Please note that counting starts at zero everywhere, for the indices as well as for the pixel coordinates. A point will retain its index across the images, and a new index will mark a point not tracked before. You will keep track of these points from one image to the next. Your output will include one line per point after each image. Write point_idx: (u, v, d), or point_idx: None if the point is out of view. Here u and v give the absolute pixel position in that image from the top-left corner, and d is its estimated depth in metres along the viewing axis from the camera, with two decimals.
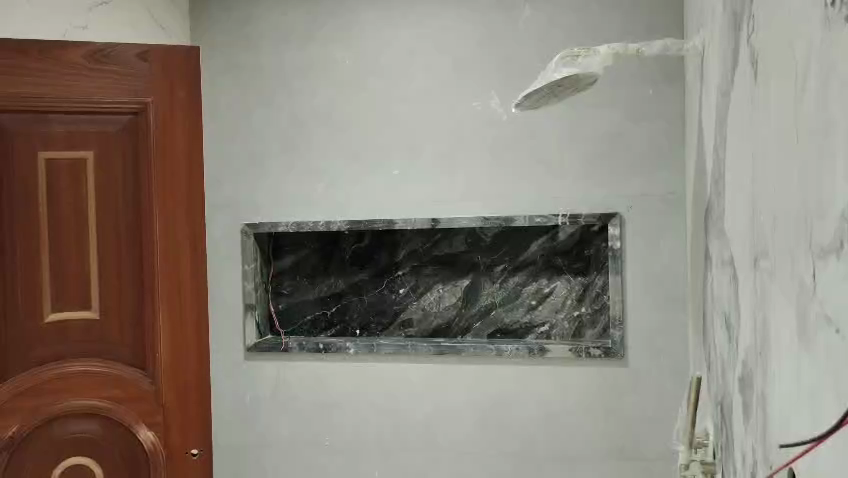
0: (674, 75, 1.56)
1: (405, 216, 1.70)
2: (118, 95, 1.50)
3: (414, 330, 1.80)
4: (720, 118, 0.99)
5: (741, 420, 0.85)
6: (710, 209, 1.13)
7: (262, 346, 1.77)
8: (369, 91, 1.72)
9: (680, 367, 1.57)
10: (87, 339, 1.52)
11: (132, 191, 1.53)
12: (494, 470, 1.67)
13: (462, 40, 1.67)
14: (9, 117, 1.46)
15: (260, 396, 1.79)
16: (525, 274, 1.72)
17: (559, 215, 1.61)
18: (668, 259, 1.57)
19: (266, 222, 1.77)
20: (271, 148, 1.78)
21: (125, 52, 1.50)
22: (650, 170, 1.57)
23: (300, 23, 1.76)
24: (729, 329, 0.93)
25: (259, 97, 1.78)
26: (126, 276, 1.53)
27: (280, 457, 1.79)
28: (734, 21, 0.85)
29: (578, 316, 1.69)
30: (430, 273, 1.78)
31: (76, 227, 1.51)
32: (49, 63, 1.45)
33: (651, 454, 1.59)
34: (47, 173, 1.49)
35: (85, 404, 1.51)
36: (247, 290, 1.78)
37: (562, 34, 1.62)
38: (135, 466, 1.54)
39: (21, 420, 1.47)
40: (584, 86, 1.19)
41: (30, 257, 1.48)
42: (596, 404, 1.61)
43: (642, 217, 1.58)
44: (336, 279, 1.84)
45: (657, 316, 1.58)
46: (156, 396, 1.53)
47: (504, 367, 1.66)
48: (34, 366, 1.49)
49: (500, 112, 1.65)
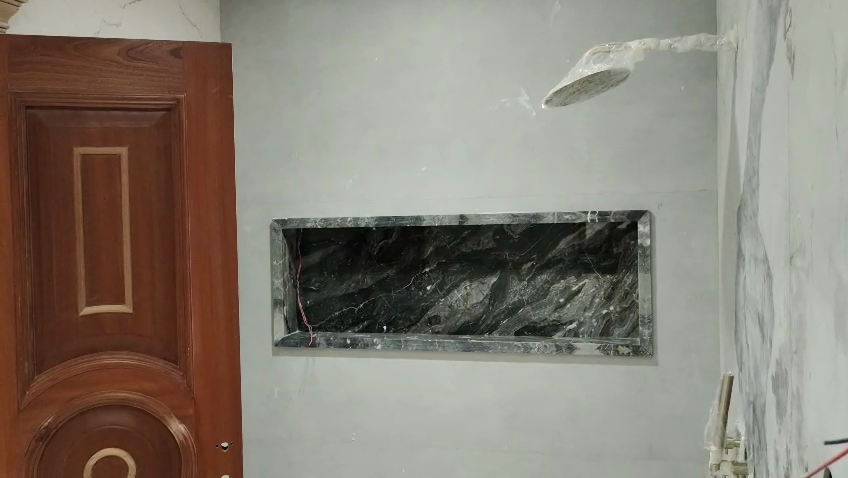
0: (706, 69, 1.54)
1: (433, 213, 1.71)
2: (151, 90, 1.44)
3: (441, 327, 1.81)
4: (756, 114, 0.97)
5: (776, 420, 0.83)
6: (744, 206, 1.11)
7: (289, 341, 1.79)
8: (398, 88, 1.73)
9: (710, 366, 1.55)
10: (120, 332, 1.47)
11: (164, 185, 1.47)
12: (520, 468, 1.67)
13: (490, 37, 1.67)
14: (46, 113, 1.41)
15: (288, 391, 1.81)
16: (554, 271, 1.72)
17: (588, 213, 1.60)
18: (699, 257, 1.55)
19: (295, 218, 1.78)
20: (300, 144, 1.79)
21: (157, 48, 1.43)
22: (681, 167, 1.56)
23: (330, 20, 1.77)
24: (763, 328, 0.91)
25: (289, 95, 1.79)
26: (160, 273, 1.48)
27: (308, 452, 1.80)
28: (771, 14, 0.84)
29: (606, 313, 1.68)
30: (457, 270, 1.78)
31: (110, 224, 1.46)
32: (83, 61, 1.41)
33: (680, 454, 1.58)
34: (83, 169, 1.44)
35: (116, 396, 1.47)
36: (276, 285, 1.79)
37: (591, 30, 1.61)
38: (167, 459, 1.49)
39: (57, 411, 1.43)
40: (614, 82, 1.17)
41: (65, 251, 1.44)
42: (624, 403, 1.60)
43: (672, 215, 1.56)
44: (363, 275, 1.85)
45: (687, 315, 1.56)
46: (188, 390, 1.48)
47: (532, 365, 1.65)
48: (69, 357, 1.45)
49: (529, 109, 1.64)
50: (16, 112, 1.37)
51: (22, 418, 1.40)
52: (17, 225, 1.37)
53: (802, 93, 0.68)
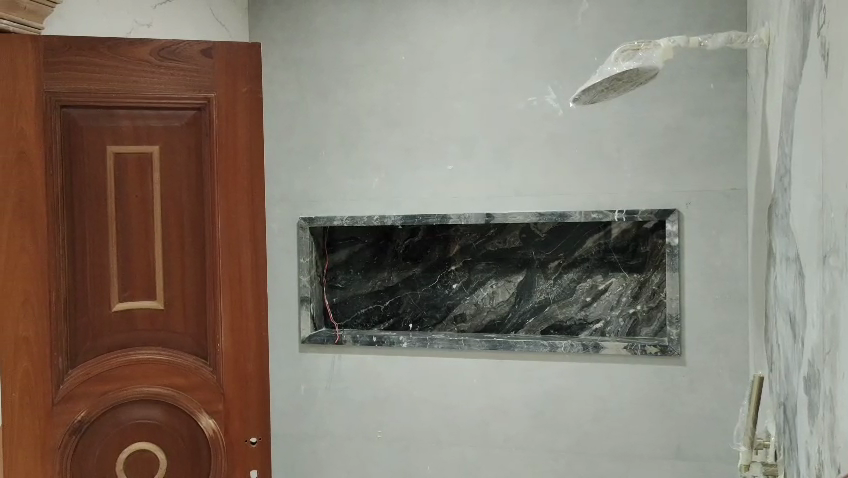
0: (736, 67, 1.53)
1: (460, 211, 1.71)
2: (183, 90, 1.43)
3: (467, 325, 1.81)
4: (787, 113, 0.96)
5: (807, 421, 0.83)
6: (776, 204, 1.10)
7: (316, 339, 1.80)
8: (424, 87, 1.73)
9: (739, 366, 1.54)
10: (152, 328, 1.46)
11: (195, 183, 1.46)
12: (546, 467, 1.67)
13: (517, 35, 1.67)
14: (80, 112, 1.40)
15: (315, 388, 1.82)
16: (581, 270, 1.71)
17: (615, 212, 1.59)
18: (729, 256, 1.54)
19: (322, 216, 1.79)
20: (328, 143, 1.80)
21: (189, 48, 1.43)
22: (712, 165, 1.54)
23: (357, 19, 1.78)
24: (795, 329, 0.91)
25: (318, 94, 1.80)
26: (190, 270, 1.47)
27: (334, 449, 1.82)
28: (805, 11, 0.83)
29: (634, 313, 1.67)
30: (483, 268, 1.78)
31: (141, 225, 1.45)
32: (117, 61, 1.40)
33: (708, 454, 1.56)
34: (116, 168, 1.43)
35: (148, 391, 1.46)
36: (302, 283, 1.81)
37: (619, 27, 1.60)
38: (197, 454, 1.48)
39: (90, 405, 1.42)
40: (644, 79, 1.16)
41: (98, 249, 1.43)
42: (651, 403, 1.59)
43: (702, 214, 1.55)
44: (390, 273, 1.86)
45: (716, 315, 1.55)
46: (218, 385, 1.47)
47: (558, 364, 1.65)
48: (102, 353, 1.44)
49: (556, 107, 1.64)
50: (51, 112, 1.36)
51: (57, 411, 1.39)
52: (52, 223, 1.37)
53: (836, 90, 0.67)
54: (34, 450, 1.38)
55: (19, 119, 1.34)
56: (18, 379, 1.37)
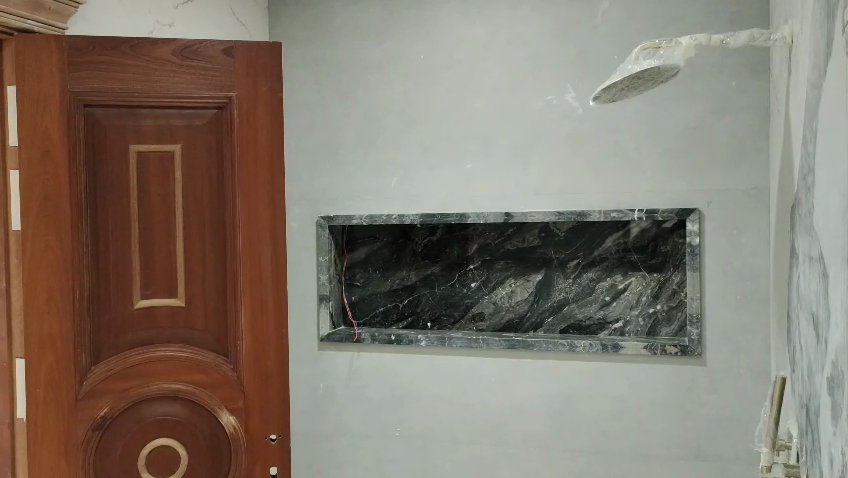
0: (758, 65, 1.51)
1: (479, 210, 1.70)
2: (205, 89, 1.44)
3: (485, 324, 1.81)
4: (811, 111, 0.96)
5: (830, 422, 0.82)
6: (798, 204, 1.09)
7: (335, 337, 1.81)
8: (443, 86, 1.73)
9: (760, 367, 1.53)
10: (173, 326, 1.47)
11: (216, 181, 1.47)
12: (564, 467, 1.66)
13: (536, 34, 1.66)
14: (103, 111, 1.41)
15: (333, 387, 1.83)
16: (600, 269, 1.70)
17: (635, 211, 1.58)
18: (749, 255, 1.53)
19: (341, 215, 1.80)
20: (347, 142, 1.81)
21: (210, 48, 1.44)
22: (733, 164, 1.53)
23: (376, 19, 1.78)
24: (818, 329, 0.90)
25: (336, 93, 1.81)
26: (211, 268, 1.48)
27: (353, 447, 1.82)
28: (829, 8, 0.82)
29: (653, 312, 1.66)
30: (502, 267, 1.78)
31: (164, 223, 1.45)
32: (139, 60, 1.41)
33: (728, 455, 1.55)
34: (139, 166, 1.44)
35: (170, 387, 1.47)
36: (321, 281, 1.82)
37: (639, 25, 1.59)
38: (218, 450, 1.49)
39: (112, 402, 1.43)
40: (664, 77, 1.15)
41: (120, 247, 1.43)
42: (671, 403, 1.58)
43: (723, 213, 1.54)
44: (408, 272, 1.86)
45: (737, 315, 1.54)
46: (238, 382, 1.48)
47: (577, 363, 1.64)
48: (123, 349, 1.45)
49: (576, 105, 1.63)
50: (75, 111, 1.38)
51: (80, 407, 1.40)
52: (75, 221, 1.38)
53: None
54: (58, 446, 1.39)
55: (44, 118, 1.36)
56: (43, 374, 1.38)
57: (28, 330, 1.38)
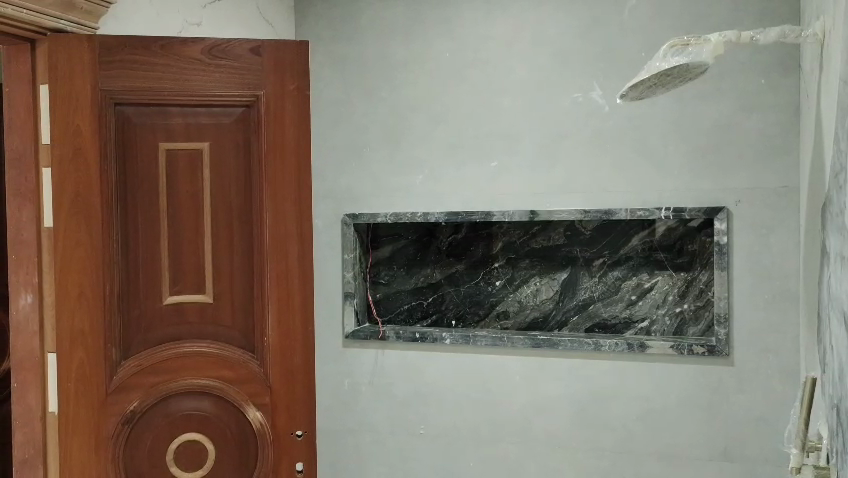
0: (789, 62, 1.49)
1: (504, 208, 1.70)
2: (232, 88, 1.45)
3: (510, 322, 1.80)
4: (843, 110, 0.94)
5: None
6: (830, 202, 1.07)
7: (360, 334, 1.82)
8: (468, 84, 1.73)
9: (790, 367, 1.51)
10: (201, 322, 1.49)
11: (243, 179, 1.48)
12: (589, 466, 1.66)
13: (562, 31, 1.65)
14: (134, 110, 1.43)
15: (358, 384, 1.84)
16: (626, 268, 1.69)
17: (662, 209, 1.57)
18: (779, 254, 1.51)
19: (366, 213, 1.81)
20: (373, 140, 1.82)
21: (239, 46, 1.45)
22: (763, 162, 1.51)
23: (403, 17, 1.79)
24: None
25: (362, 92, 1.82)
26: (239, 265, 1.49)
27: (377, 444, 1.83)
28: None
29: (680, 312, 1.64)
30: (527, 266, 1.77)
31: (192, 221, 1.47)
32: (169, 59, 1.42)
33: (757, 456, 1.53)
34: (168, 165, 1.45)
35: (198, 383, 1.48)
36: (346, 278, 1.83)
37: (668, 22, 1.57)
38: (245, 446, 1.50)
39: (141, 396, 1.45)
40: (692, 74, 1.14)
41: (150, 243, 1.45)
42: (698, 403, 1.57)
43: (752, 212, 1.52)
44: (433, 270, 1.86)
45: (766, 315, 1.52)
46: (264, 378, 1.50)
47: (602, 363, 1.64)
48: (152, 345, 1.46)
49: (603, 104, 1.62)
50: (106, 110, 1.40)
51: (110, 402, 1.42)
52: (106, 218, 1.40)
53: None
54: (89, 439, 1.41)
55: (76, 116, 1.38)
56: (74, 369, 1.40)
57: (60, 325, 1.40)
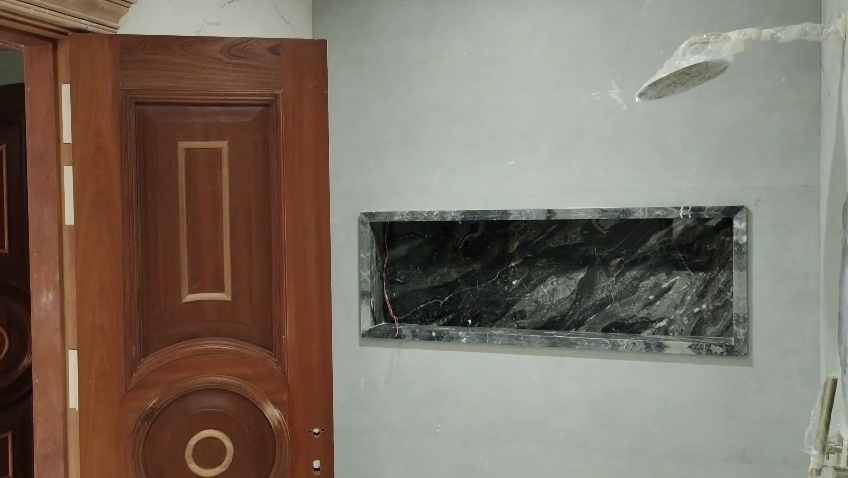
0: (809, 60, 1.48)
1: (521, 207, 1.70)
2: (251, 86, 1.46)
3: (526, 321, 1.80)
4: None
5: None
6: None
7: (376, 333, 1.82)
8: (485, 83, 1.73)
9: (809, 367, 1.49)
10: (220, 320, 1.49)
11: (261, 177, 1.49)
12: (606, 466, 1.65)
13: (580, 30, 1.65)
14: (154, 109, 1.44)
15: (374, 382, 1.85)
16: (644, 267, 1.68)
17: (681, 209, 1.56)
18: (799, 254, 1.49)
19: (383, 212, 1.81)
20: (390, 139, 1.82)
21: (257, 45, 1.46)
22: (782, 161, 1.50)
23: (420, 16, 1.79)
24: None
25: (379, 91, 1.83)
26: (256, 263, 1.50)
27: (394, 442, 1.84)
28: None
29: (699, 312, 1.63)
30: (544, 265, 1.77)
31: (211, 219, 1.48)
32: (189, 58, 1.43)
33: (775, 457, 1.52)
34: (187, 163, 1.46)
35: (216, 380, 1.49)
36: (363, 277, 1.83)
37: (687, 20, 1.56)
38: (262, 443, 1.51)
39: (160, 394, 1.46)
40: (711, 73, 1.14)
41: (169, 241, 1.46)
42: (717, 404, 1.56)
43: (771, 211, 1.51)
44: (449, 269, 1.87)
45: (786, 315, 1.50)
46: (282, 375, 1.50)
47: (620, 362, 1.63)
48: (171, 342, 1.47)
49: (621, 102, 1.62)
50: (127, 109, 1.41)
51: (129, 398, 1.43)
52: (126, 216, 1.41)
53: None
54: (108, 435, 1.42)
55: (96, 116, 1.40)
56: (95, 366, 1.41)
57: (81, 322, 1.41)
